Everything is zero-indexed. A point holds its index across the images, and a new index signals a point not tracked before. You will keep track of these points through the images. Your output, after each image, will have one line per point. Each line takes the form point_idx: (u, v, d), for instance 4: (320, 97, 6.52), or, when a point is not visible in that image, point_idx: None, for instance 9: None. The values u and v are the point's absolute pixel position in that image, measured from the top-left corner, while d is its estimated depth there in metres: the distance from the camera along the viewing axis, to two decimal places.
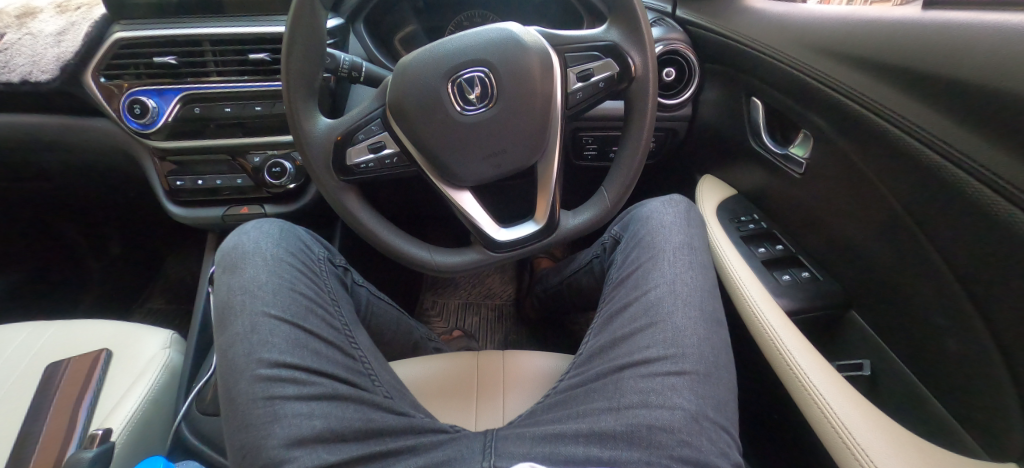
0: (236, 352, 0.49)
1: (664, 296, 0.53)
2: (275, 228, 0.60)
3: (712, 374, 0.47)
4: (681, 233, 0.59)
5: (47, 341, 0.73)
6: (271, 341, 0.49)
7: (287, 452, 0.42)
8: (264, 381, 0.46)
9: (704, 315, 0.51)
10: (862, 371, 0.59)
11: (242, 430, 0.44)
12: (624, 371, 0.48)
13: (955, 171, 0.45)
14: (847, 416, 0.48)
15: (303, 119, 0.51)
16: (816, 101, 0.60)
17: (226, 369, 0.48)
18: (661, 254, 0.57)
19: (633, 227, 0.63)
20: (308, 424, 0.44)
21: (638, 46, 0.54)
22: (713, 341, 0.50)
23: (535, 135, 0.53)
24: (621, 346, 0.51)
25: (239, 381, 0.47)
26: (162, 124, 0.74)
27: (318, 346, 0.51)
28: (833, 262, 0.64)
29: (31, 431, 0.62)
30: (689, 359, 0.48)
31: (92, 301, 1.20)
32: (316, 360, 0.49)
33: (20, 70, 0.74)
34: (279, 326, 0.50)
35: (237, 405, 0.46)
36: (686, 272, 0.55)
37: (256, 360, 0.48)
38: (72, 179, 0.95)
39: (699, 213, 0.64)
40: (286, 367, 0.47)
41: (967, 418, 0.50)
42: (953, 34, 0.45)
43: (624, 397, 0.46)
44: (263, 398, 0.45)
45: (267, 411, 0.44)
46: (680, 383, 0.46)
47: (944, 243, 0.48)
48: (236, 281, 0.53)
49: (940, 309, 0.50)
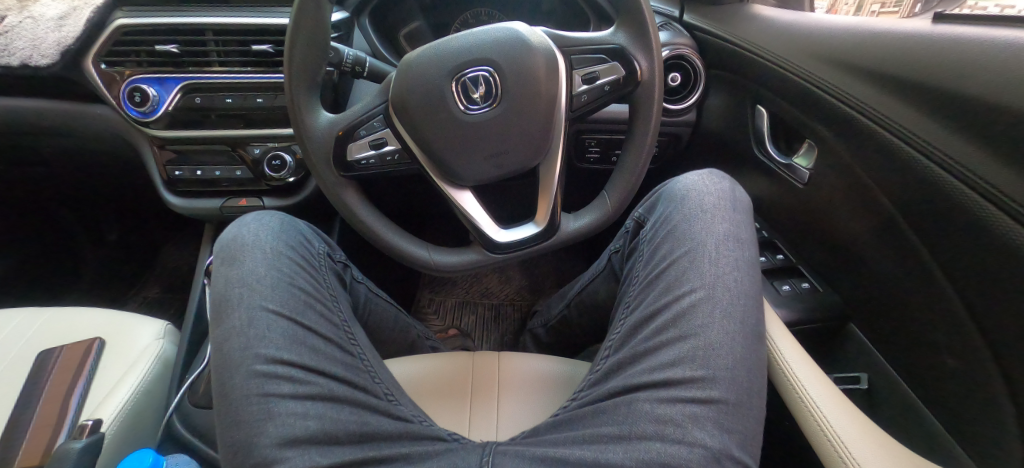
0: (231, 345, 0.48)
1: (699, 305, 0.51)
2: (276, 221, 0.59)
3: (742, 404, 0.45)
4: (726, 223, 0.58)
5: (39, 329, 0.73)
6: (269, 335, 0.48)
7: (279, 453, 0.41)
8: (261, 378, 0.46)
9: (741, 329, 0.49)
10: (859, 384, 0.60)
11: (234, 426, 0.44)
12: (639, 392, 0.48)
13: (960, 186, 0.44)
14: (848, 435, 0.46)
15: (305, 113, 0.50)
16: (821, 111, 0.60)
17: (223, 362, 0.47)
18: (699, 254, 0.55)
19: (668, 212, 0.61)
20: (302, 424, 0.43)
21: (645, 50, 0.53)
22: (748, 362, 0.48)
23: (538, 136, 0.52)
24: (644, 362, 0.50)
25: (233, 375, 0.46)
26: (162, 113, 0.73)
27: (316, 343, 0.50)
28: (834, 273, 0.64)
29: (21, 419, 0.61)
30: (719, 385, 0.46)
31: (88, 287, 1.20)
32: (313, 357, 0.49)
33: (21, 54, 0.73)
34: (277, 320, 0.50)
35: (231, 401, 0.45)
36: (729, 273, 0.53)
37: (254, 356, 0.47)
38: (70, 166, 0.95)
39: (745, 196, 0.62)
40: (283, 364, 0.47)
41: (963, 435, 0.49)
42: (963, 49, 0.45)
43: (638, 425, 0.45)
44: (258, 396, 0.45)
45: (261, 409, 0.44)
46: (703, 413, 0.44)
47: (946, 258, 0.48)
48: (235, 273, 0.53)
49: (939, 325, 0.50)
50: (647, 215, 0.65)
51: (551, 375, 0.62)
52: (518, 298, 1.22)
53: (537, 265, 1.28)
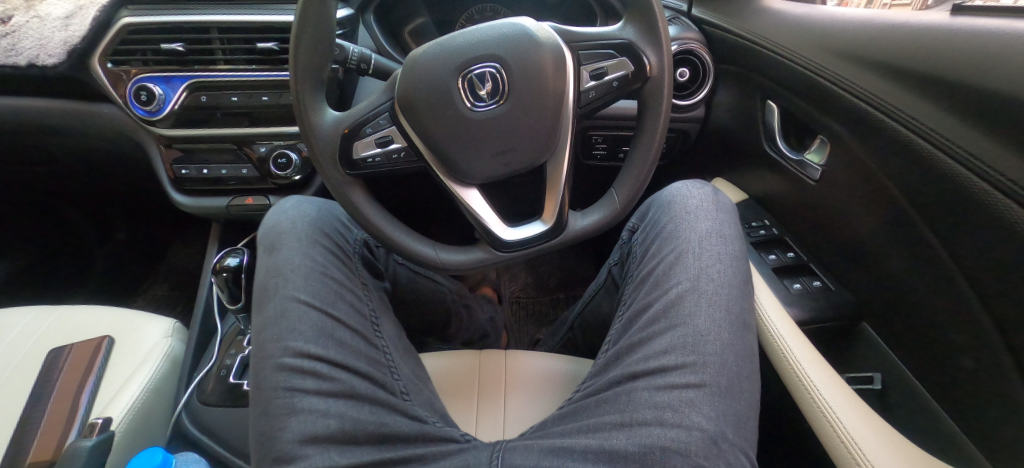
0: (268, 337, 0.49)
1: (686, 294, 0.51)
2: (314, 208, 0.61)
3: (733, 388, 0.45)
4: (709, 220, 0.58)
5: (49, 327, 0.73)
6: (299, 328, 0.49)
7: (300, 449, 0.42)
8: (288, 372, 0.46)
9: (728, 317, 0.49)
10: (872, 384, 0.59)
11: (263, 420, 0.44)
12: (637, 381, 0.47)
13: (978, 183, 0.43)
14: (860, 435, 0.45)
15: (311, 110, 0.50)
16: (833, 107, 0.59)
17: (258, 353, 0.49)
18: (686, 247, 0.55)
19: (657, 215, 0.62)
20: (322, 423, 0.43)
21: (653, 45, 0.52)
22: (736, 348, 0.48)
23: (545, 133, 0.51)
24: (637, 352, 0.50)
25: (265, 369, 0.47)
26: (168, 112, 0.73)
27: (343, 336, 0.50)
28: (846, 271, 0.63)
29: (32, 416, 0.62)
30: (709, 370, 0.45)
31: (97, 286, 1.21)
32: (339, 351, 0.49)
33: (27, 53, 0.73)
34: (307, 312, 0.50)
35: (262, 392, 0.46)
36: (711, 265, 0.53)
37: (283, 349, 0.48)
38: (78, 165, 0.95)
39: (728, 199, 0.64)
40: (309, 358, 0.47)
41: (979, 436, 0.48)
42: (981, 42, 0.43)
43: (638, 413, 0.44)
44: (284, 389, 0.45)
45: (286, 403, 0.44)
46: (698, 398, 0.43)
47: (963, 256, 0.47)
48: (274, 263, 0.54)
49: (954, 325, 0.49)
50: (640, 222, 0.65)
51: (562, 376, 0.62)
52: (524, 296, 1.21)
53: (543, 262, 1.27)
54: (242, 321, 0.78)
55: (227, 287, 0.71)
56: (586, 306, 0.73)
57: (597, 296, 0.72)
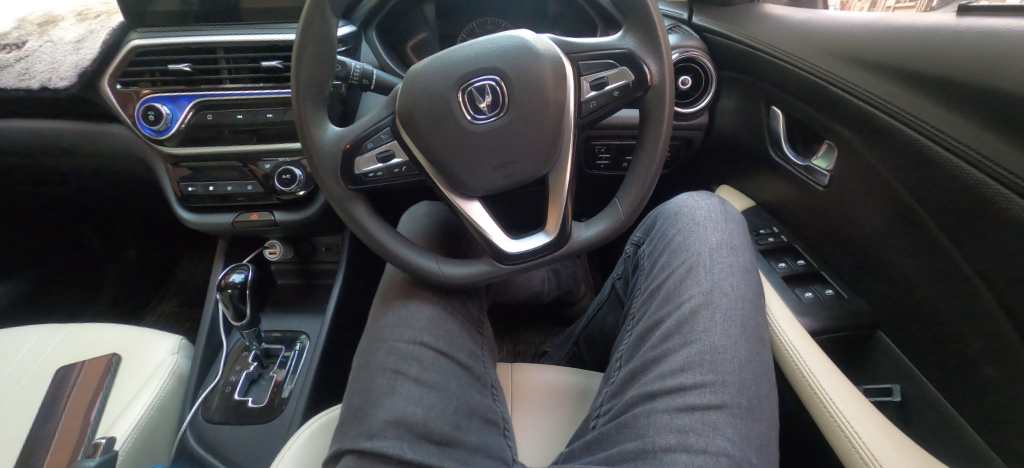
0: (387, 320, 0.55)
1: (699, 309, 0.50)
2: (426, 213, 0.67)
3: (753, 409, 0.43)
4: (719, 231, 0.58)
5: (57, 347, 0.74)
6: (416, 317, 0.54)
7: (383, 428, 0.43)
8: (398, 356, 0.50)
9: (743, 333, 0.48)
10: (891, 396, 0.56)
11: (364, 394, 0.48)
12: (655, 401, 0.45)
13: (995, 187, 0.41)
14: (884, 452, 0.43)
15: (313, 126, 0.50)
16: (839, 112, 0.58)
17: (376, 336, 0.54)
18: (697, 260, 0.54)
19: (663, 228, 0.62)
20: (410, 409, 0.45)
21: (654, 54, 0.52)
22: (754, 366, 0.46)
23: (546, 144, 0.51)
24: (654, 371, 0.48)
25: (378, 349, 0.52)
26: (175, 131, 0.74)
27: (453, 330, 0.55)
28: (859, 280, 0.62)
29: (40, 435, 0.61)
30: (728, 391, 0.44)
31: (107, 304, 1.23)
32: (445, 344, 0.53)
33: (40, 77, 0.75)
34: (427, 303, 0.56)
35: (371, 370, 0.50)
36: (724, 278, 0.52)
37: (399, 334, 0.52)
38: (88, 184, 0.97)
39: (733, 209, 0.63)
40: (419, 346, 0.51)
41: (1007, 454, 0.46)
42: (993, 44, 0.42)
43: (659, 437, 0.42)
44: (390, 371, 0.49)
45: (388, 383, 0.48)
46: (721, 421, 0.41)
47: (981, 262, 0.45)
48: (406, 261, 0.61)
49: (975, 334, 0.47)
50: (645, 235, 0.65)
51: (570, 389, 0.61)
52: None
53: None
54: (248, 338, 0.79)
55: (231, 303, 0.71)
56: (592, 319, 0.72)
57: (602, 311, 0.71)
